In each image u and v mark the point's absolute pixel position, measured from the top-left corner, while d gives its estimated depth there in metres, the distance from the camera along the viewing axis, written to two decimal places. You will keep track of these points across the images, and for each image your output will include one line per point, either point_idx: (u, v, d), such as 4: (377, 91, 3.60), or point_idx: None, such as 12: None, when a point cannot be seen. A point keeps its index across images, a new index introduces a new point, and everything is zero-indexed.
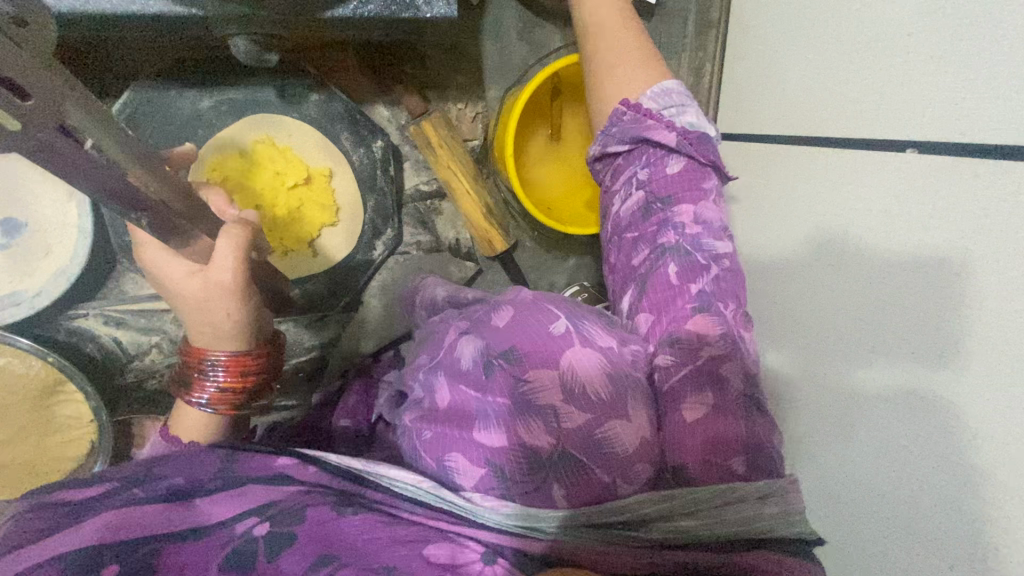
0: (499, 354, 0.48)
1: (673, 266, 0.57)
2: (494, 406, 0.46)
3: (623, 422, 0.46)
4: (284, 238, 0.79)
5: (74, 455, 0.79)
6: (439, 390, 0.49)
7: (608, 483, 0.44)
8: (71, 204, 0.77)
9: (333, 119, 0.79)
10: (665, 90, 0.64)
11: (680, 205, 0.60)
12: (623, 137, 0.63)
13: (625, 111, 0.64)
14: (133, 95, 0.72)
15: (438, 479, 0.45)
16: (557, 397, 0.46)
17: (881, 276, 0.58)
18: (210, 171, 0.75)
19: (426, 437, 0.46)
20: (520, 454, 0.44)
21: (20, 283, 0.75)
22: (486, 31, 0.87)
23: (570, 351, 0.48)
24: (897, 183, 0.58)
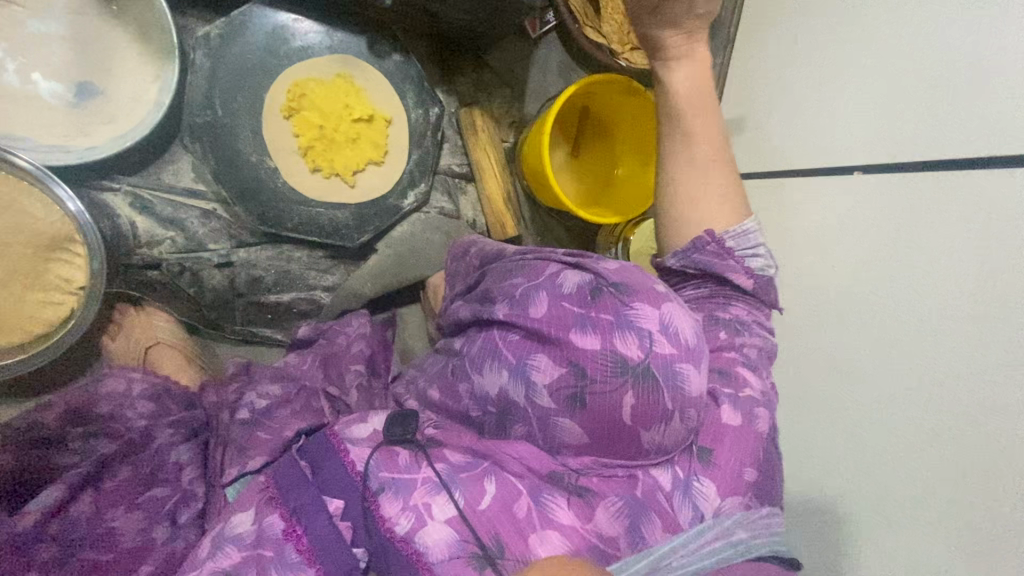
0: (610, 284, 0.61)
1: (723, 333, 0.68)
2: (595, 320, 0.59)
3: (694, 369, 0.59)
4: (333, 163, 0.87)
5: (50, 318, 0.78)
6: (540, 301, 0.61)
7: (669, 410, 0.58)
8: (153, 82, 0.82)
9: (404, 79, 0.90)
10: (746, 233, 0.70)
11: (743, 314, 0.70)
12: (704, 266, 0.69)
13: (709, 241, 0.69)
14: (252, 7, 0.81)
15: (522, 365, 0.59)
16: (654, 328, 0.59)
17: (860, 301, 0.73)
18: (291, 86, 0.84)
19: (513, 338, 0.61)
20: (611, 358, 0.58)
21: (73, 140, 0.80)
22: (536, 60, 1.06)
23: (669, 302, 0.61)
24: (888, 205, 0.72)
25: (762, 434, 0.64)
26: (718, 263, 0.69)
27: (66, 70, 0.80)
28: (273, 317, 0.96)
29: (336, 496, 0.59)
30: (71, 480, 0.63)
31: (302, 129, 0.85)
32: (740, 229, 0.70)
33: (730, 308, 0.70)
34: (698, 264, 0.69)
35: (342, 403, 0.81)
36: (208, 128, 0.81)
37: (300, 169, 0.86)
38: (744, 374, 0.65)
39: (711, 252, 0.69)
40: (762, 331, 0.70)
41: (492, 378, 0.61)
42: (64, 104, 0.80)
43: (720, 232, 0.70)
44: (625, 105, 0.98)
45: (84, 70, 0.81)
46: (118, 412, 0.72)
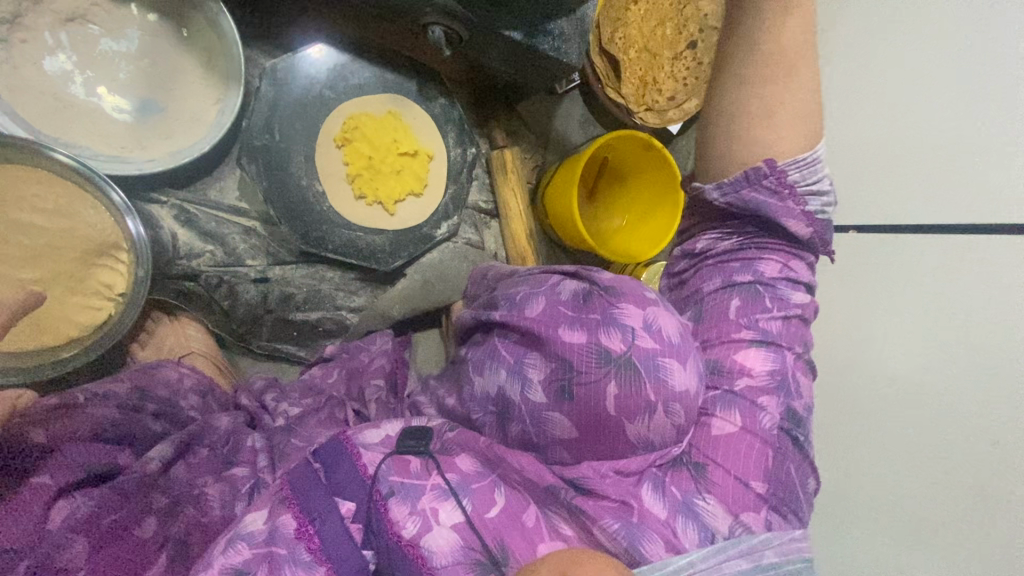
0: (599, 289, 0.70)
1: (737, 301, 0.73)
2: (585, 319, 0.68)
3: (677, 365, 0.66)
4: (378, 192, 0.93)
5: (85, 322, 0.79)
6: (535, 305, 0.71)
7: (652, 402, 0.64)
8: (214, 104, 0.87)
9: (447, 121, 0.97)
10: (810, 164, 0.72)
11: (767, 266, 0.74)
12: (759, 203, 0.72)
13: (766, 173, 0.72)
14: (318, 44, 0.88)
15: (518, 362, 0.69)
16: (638, 324, 0.67)
17: (880, 333, 0.87)
18: (346, 119, 0.90)
19: (511, 340, 0.71)
20: (595, 350, 0.66)
21: (131, 152, 0.83)
22: (559, 114, 1.17)
23: (654, 306, 0.69)
24: (911, 257, 0.85)
25: (772, 433, 0.68)
26: (774, 203, 0.72)
27: (131, 87, 0.84)
28: (299, 334, 0.98)
29: (347, 499, 0.61)
30: (177, 442, 0.73)
31: (352, 157, 0.91)
32: (806, 159, 0.72)
33: (755, 272, 0.74)
34: (745, 198, 0.73)
35: (364, 416, 0.85)
36: (265, 151, 0.86)
37: (345, 194, 0.91)
38: (745, 358, 0.71)
39: (768, 186, 0.72)
40: (791, 293, 0.74)
41: (493, 376, 0.70)
42: (126, 118, 0.84)
43: (783, 164, 0.72)
44: (636, 159, 1.09)
45: (148, 87, 0.85)
46: (178, 399, 0.81)
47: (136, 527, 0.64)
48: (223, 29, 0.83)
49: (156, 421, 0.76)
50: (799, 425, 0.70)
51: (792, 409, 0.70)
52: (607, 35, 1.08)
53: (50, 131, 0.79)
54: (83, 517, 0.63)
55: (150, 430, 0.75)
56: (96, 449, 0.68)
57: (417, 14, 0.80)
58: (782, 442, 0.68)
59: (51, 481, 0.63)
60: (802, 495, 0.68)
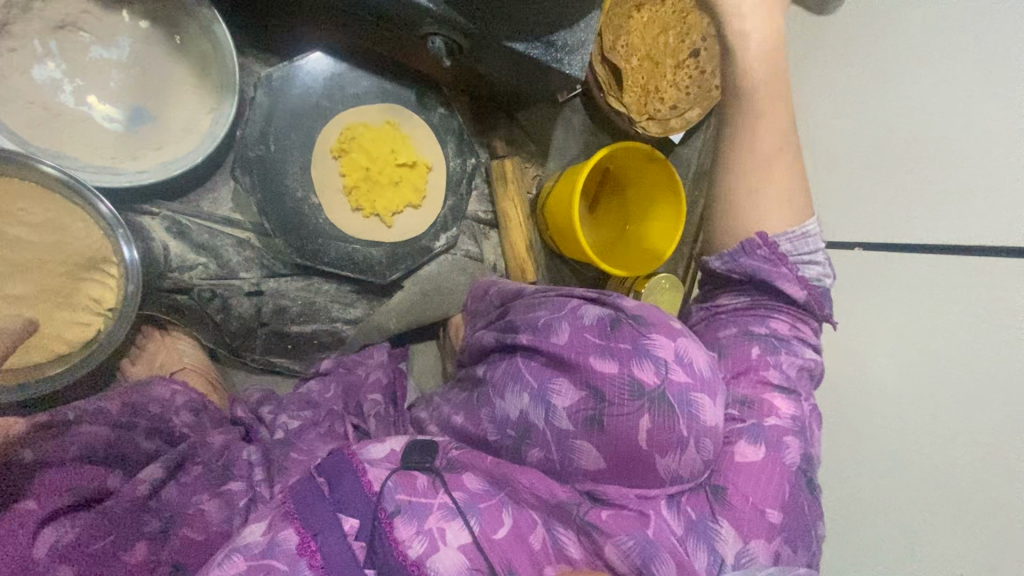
0: (628, 316, 0.66)
1: (757, 351, 0.72)
2: (614, 348, 0.64)
3: (709, 400, 0.62)
4: (375, 203, 0.91)
5: (73, 338, 0.77)
6: (561, 331, 0.67)
7: (684, 438, 0.60)
8: (208, 114, 0.85)
9: (446, 131, 0.96)
10: (804, 233, 0.76)
11: (777, 323, 0.75)
12: (749, 268, 0.76)
13: (760, 245, 0.76)
14: (314, 52, 0.85)
15: (543, 388, 0.64)
16: (671, 357, 0.63)
17: (912, 361, 0.83)
18: (343, 130, 0.88)
19: (535, 364, 0.67)
20: (628, 382, 0.61)
21: (121, 162, 0.81)
22: (560, 122, 1.14)
23: (685, 337, 0.65)
24: (937, 276, 0.82)
25: (792, 469, 0.65)
26: (769, 269, 0.75)
27: (122, 95, 0.82)
28: (293, 347, 0.96)
29: (351, 515, 0.58)
30: (167, 464, 0.73)
31: (349, 169, 0.89)
32: (796, 231, 0.76)
33: (769, 326, 0.74)
34: (744, 267, 0.76)
35: (362, 431, 0.87)
36: (260, 162, 0.83)
37: (342, 206, 0.90)
38: (771, 399, 0.68)
39: (762, 257, 0.76)
40: (805, 349, 0.75)
41: (514, 401, 0.66)
42: (117, 128, 0.82)
43: (774, 236, 0.76)
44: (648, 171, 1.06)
45: (140, 97, 0.83)
46: (168, 418, 0.80)
47: (125, 553, 0.65)
48: (217, 37, 0.81)
49: (148, 441, 0.76)
50: (812, 466, 0.67)
51: (809, 455, 0.68)
52: (610, 44, 1.05)
53: (38, 141, 0.77)
54: (71, 542, 0.63)
55: (142, 451, 0.75)
56: (87, 473, 0.69)
57: (414, 27, 0.80)
58: (798, 480, 0.65)
59: (40, 506, 0.64)
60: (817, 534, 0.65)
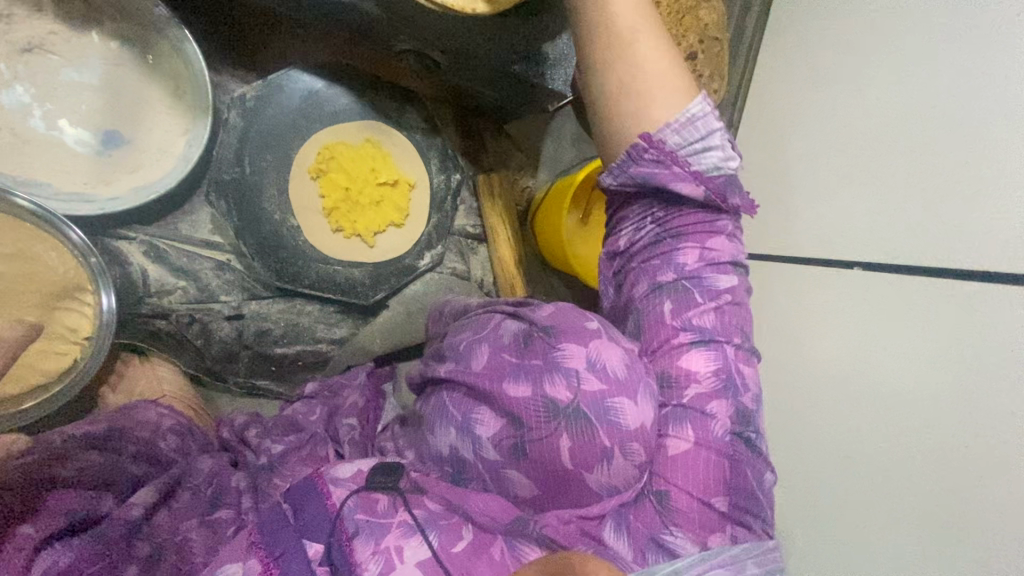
0: (541, 330, 0.62)
1: (668, 301, 0.63)
2: (527, 365, 0.60)
3: (631, 403, 0.57)
4: (356, 223, 0.89)
5: (47, 369, 0.76)
6: (481, 356, 0.63)
7: (607, 448, 0.56)
8: (182, 136, 0.83)
9: (429, 146, 0.93)
10: (690, 120, 0.63)
11: (686, 244, 0.64)
12: (638, 176, 0.64)
13: (645, 147, 0.63)
14: (288, 71, 0.83)
15: (467, 420, 0.60)
16: (580, 365, 0.58)
17: (871, 382, 0.76)
18: (320, 149, 0.86)
19: (458, 394, 0.62)
20: (541, 403, 0.57)
21: (93, 188, 0.79)
22: (550, 132, 1.11)
23: (597, 340, 0.60)
24: (898, 291, 0.76)
25: (725, 441, 0.59)
26: (661, 173, 0.63)
27: (93, 118, 0.80)
28: (276, 370, 0.95)
29: (314, 540, 0.54)
30: (160, 488, 0.66)
31: (328, 190, 0.87)
32: (683, 118, 0.63)
33: (677, 267, 0.64)
34: (636, 176, 0.64)
35: None
36: (236, 186, 0.83)
37: (321, 227, 0.87)
38: (688, 363, 0.61)
39: (652, 160, 0.63)
40: (716, 279, 0.64)
41: (443, 438, 0.61)
42: (88, 152, 0.80)
43: (659, 132, 0.63)
44: None
45: (111, 119, 0.81)
46: (156, 443, 0.74)
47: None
48: (188, 56, 0.79)
49: (135, 464, 0.70)
50: (750, 424, 0.61)
51: (742, 408, 0.61)
52: None
53: (10, 169, 0.76)
54: (63, 567, 0.55)
55: (132, 475, 0.68)
56: (78, 496, 0.62)
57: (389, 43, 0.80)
58: (735, 448, 0.59)
59: (35, 531, 0.57)
60: (766, 494, 0.61)
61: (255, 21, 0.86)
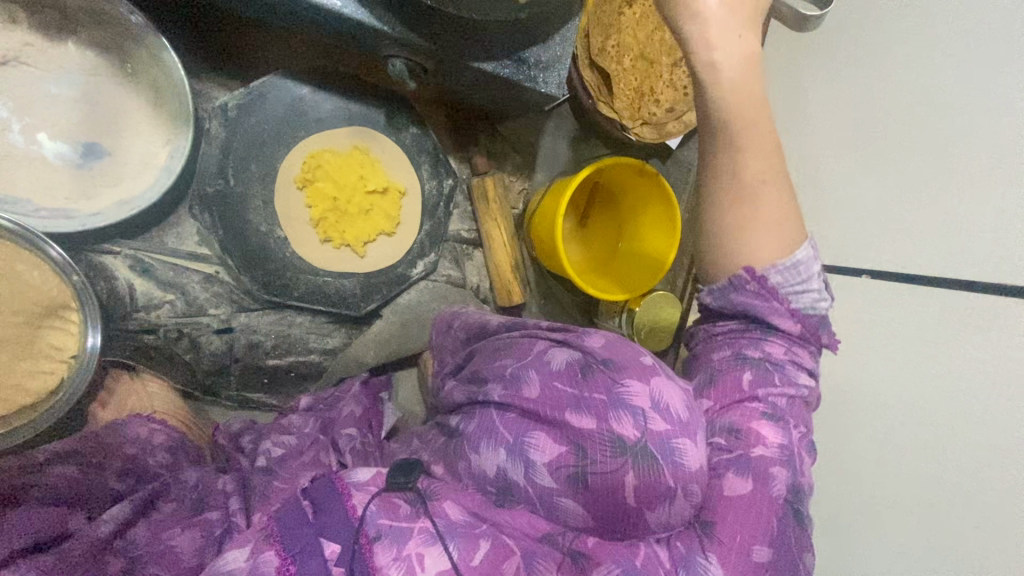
0: (598, 360, 0.57)
1: (748, 374, 0.60)
2: (590, 399, 0.54)
3: (691, 444, 0.53)
4: (345, 233, 0.86)
5: (34, 389, 0.73)
6: (532, 383, 0.57)
7: (670, 489, 0.52)
8: (164, 146, 0.80)
9: (420, 151, 0.90)
10: (795, 265, 0.60)
11: (772, 342, 0.61)
12: (729, 302, 0.62)
13: (748, 280, 0.60)
14: (273, 78, 0.81)
15: (518, 448, 0.54)
16: (646, 403, 0.54)
17: (914, 404, 0.72)
18: (307, 157, 0.83)
19: (508, 416, 0.56)
20: (608, 438, 0.52)
21: (75, 203, 0.77)
22: (547, 132, 1.07)
23: (658, 377, 0.56)
24: (933, 305, 0.71)
25: (779, 502, 0.55)
26: (761, 305, 0.60)
27: (74, 131, 0.78)
28: (270, 382, 0.92)
29: (332, 540, 0.48)
30: (137, 502, 0.63)
31: (315, 200, 0.84)
32: (789, 262, 0.60)
33: (764, 348, 0.61)
34: (733, 304, 0.61)
35: None
36: (219, 197, 0.80)
37: (310, 238, 0.85)
38: (759, 429, 0.57)
39: (751, 292, 0.60)
40: (800, 373, 0.61)
41: (489, 458, 0.55)
42: (69, 166, 0.78)
43: (762, 269, 0.60)
44: (636, 183, 0.99)
45: (92, 131, 0.78)
46: (143, 457, 0.71)
47: None
48: (167, 65, 0.76)
49: (118, 480, 0.67)
50: (803, 499, 0.57)
51: (799, 487, 0.57)
52: (596, 45, 0.94)
53: None
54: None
55: (109, 489, 0.65)
56: (48, 511, 0.60)
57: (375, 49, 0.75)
58: (786, 513, 0.55)
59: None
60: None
61: (238, 28, 0.83)
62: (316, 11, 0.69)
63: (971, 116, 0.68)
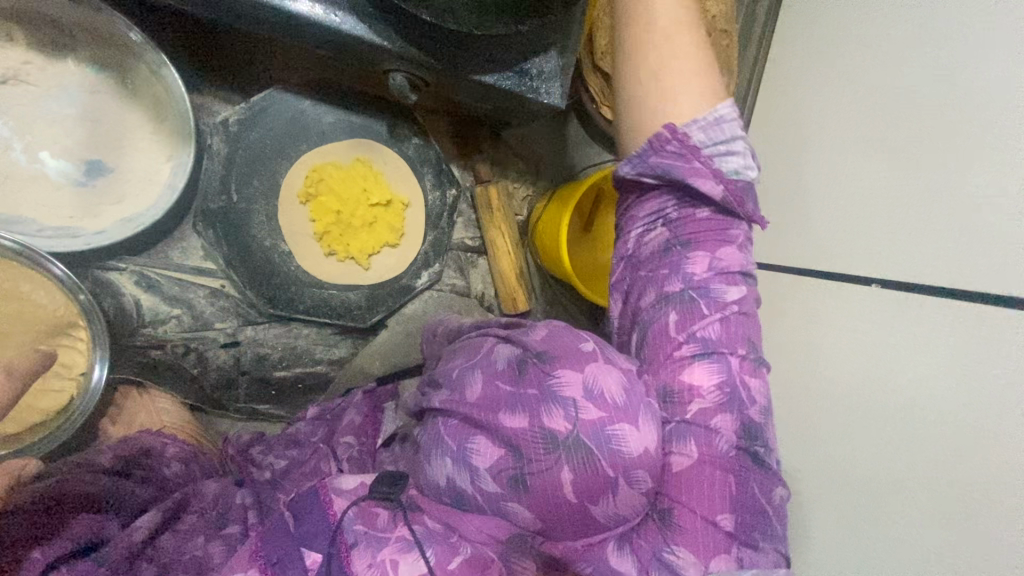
0: (534, 355, 0.56)
1: (673, 314, 0.56)
2: (523, 396, 0.53)
3: (633, 428, 0.52)
4: (349, 246, 0.86)
5: (44, 408, 0.74)
6: (475, 384, 0.56)
7: (613, 478, 0.51)
8: (166, 162, 0.80)
9: (423, 162, 0.89)
10: (716, 121, 0.58)
11: (697, 250, 0.57)
12: (653, 171, 0.58)
13: (669, 138, 0.57)
14: (274, 93, 0.80)
15: (461, 454, 0.53)
16: (578, 393, 0.52)
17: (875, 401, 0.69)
18: (309, 170, 0.83)
19: (453, 424, 0.55)
20: (541, 434, 0.51)
21: (80, 221, 0.77)
22: (550, 137, 1.06)
23: (591, 364, 0.54)
24: (921, 311, 0.67)
25: (730, 456, 0.53)
26: (681, 165, 0.57)
27: (76, 149, 0.78)
28: (278, 393, 0.92)
29: (314, 549, 0.50)
30: (165, 509, 0.64)
31: (318, 214, 0.84)
32: (710, 117, 0.58)
33: (685, 276, 0.57)
34: (654, 166, 0.58)
35: None
36: (223, 213, 0.80)
37: (314, 252, 0.85)
38: (692, 374, 0.54)
39: (672, 153, 0.57)
40: (720, 288, 0.56)
41: (438, 468, 0.54)
42: (73, 185, 0.78)
43: (684, 125, 0.58)
44: None
45: (94, 148, 0.78)
46: (160, 467, 0.72)
47: None
48: (168, 81, 0.76)
49: (141, 487, 0.68)
50: (758, 437, 0.55)
51: (749, 423, 0.54)
52: (600, 48, 0.90)
53: None
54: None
55: (139, 497, 0.67)
56: (83, 520, 0.62)
57: (375, 63, 0.74)
58: (742, 462, 0.53)
59: (42, 555, 0.58)
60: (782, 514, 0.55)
61: (236, 41, 0.83)
62: (317, 29, 0.68)
63: (966, 101, 0.66)
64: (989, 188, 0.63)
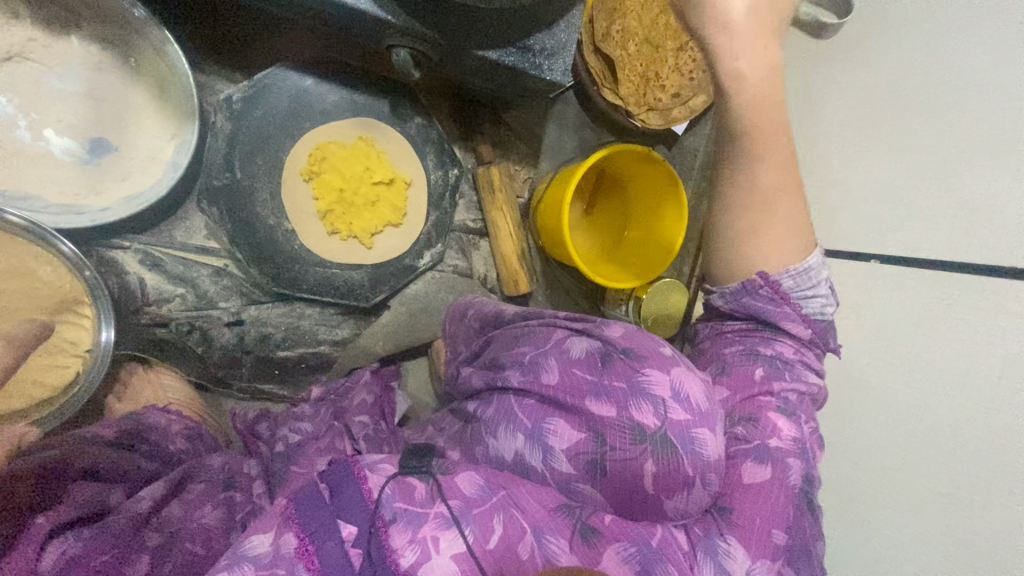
0: (619, 350, 0.58)
1: (760, 368, 0.64)
2: (609, 387, 0.56)
3: (711, 433, 0.55)
4: (353, 224, 0.86)
5: (50, 383, 0.73)
6: (552, 370, 0.58)
7: (690, 478, 0.54)
8: (170, 141, 0.81)
9: (425, 141, 0.90)
10: (806, 270, 0.65)
11: (786, 336, 0.66)
12: (744, 308, 0.67)
13: (761, 283, 0.65)
14: (276, 71, 0.81)
15: (537, 431, 0.55)
16: (667, 393, 0.55)
17: (907, 388, 0.73)
18: (313, 150, 0.84)
19: (530, 403, 0.57)
20: (628, 425, 0.54)
21: (85, 199, 0.78)
22: (551, 119, 1.06)
23: (677, 367, 0.57)
24: (936, 291, 0.71)
25: (792, 484, 0.58)
26: (772, 309, 0.65)
27: (80, 126, 0.78)
28: (281, 372, 0.93)
29: (350, 520, 0.47)
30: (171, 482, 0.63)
31: (321, 192, 0.84)
32: (801, 268, 0.65)
33: (775, 346, 0.66)
34: (745, 306, 0.66)
35: None
36: (227, 190, 0.80)
37: (318, 230, 0.85)
38: (775, 419, 0.60)
39: (763, 296, 0.66)
40: (809, 374, 0.66)
41: (507, 443, 0.56)
42: (77, 162, 0.78)
43: (774, 274, 0.65)
44: (642, 173, 0.99)
45: (98, 127, 0.79)
46: (165, 444, 0.71)
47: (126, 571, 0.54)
48: (171, 58, 0.76)
49: (148, 461, 0.67)
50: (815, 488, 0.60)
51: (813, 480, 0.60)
52: (602, 30, 0.91)
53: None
54: (72, 558, 0.53)
55: (143, 470, 0.65)
56: (89, 488, 0.59)
57: (378, 38, 0.75)
58: (801, 501, 0.58)
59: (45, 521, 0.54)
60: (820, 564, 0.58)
61: (240, 22, 0.84)
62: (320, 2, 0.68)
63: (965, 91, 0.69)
64: (988, 169, 0.66)
